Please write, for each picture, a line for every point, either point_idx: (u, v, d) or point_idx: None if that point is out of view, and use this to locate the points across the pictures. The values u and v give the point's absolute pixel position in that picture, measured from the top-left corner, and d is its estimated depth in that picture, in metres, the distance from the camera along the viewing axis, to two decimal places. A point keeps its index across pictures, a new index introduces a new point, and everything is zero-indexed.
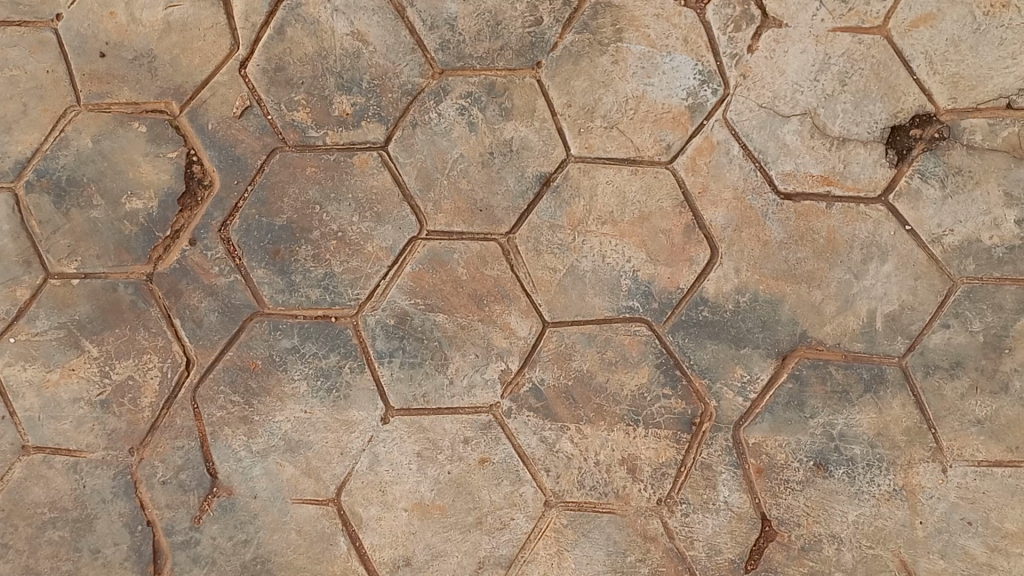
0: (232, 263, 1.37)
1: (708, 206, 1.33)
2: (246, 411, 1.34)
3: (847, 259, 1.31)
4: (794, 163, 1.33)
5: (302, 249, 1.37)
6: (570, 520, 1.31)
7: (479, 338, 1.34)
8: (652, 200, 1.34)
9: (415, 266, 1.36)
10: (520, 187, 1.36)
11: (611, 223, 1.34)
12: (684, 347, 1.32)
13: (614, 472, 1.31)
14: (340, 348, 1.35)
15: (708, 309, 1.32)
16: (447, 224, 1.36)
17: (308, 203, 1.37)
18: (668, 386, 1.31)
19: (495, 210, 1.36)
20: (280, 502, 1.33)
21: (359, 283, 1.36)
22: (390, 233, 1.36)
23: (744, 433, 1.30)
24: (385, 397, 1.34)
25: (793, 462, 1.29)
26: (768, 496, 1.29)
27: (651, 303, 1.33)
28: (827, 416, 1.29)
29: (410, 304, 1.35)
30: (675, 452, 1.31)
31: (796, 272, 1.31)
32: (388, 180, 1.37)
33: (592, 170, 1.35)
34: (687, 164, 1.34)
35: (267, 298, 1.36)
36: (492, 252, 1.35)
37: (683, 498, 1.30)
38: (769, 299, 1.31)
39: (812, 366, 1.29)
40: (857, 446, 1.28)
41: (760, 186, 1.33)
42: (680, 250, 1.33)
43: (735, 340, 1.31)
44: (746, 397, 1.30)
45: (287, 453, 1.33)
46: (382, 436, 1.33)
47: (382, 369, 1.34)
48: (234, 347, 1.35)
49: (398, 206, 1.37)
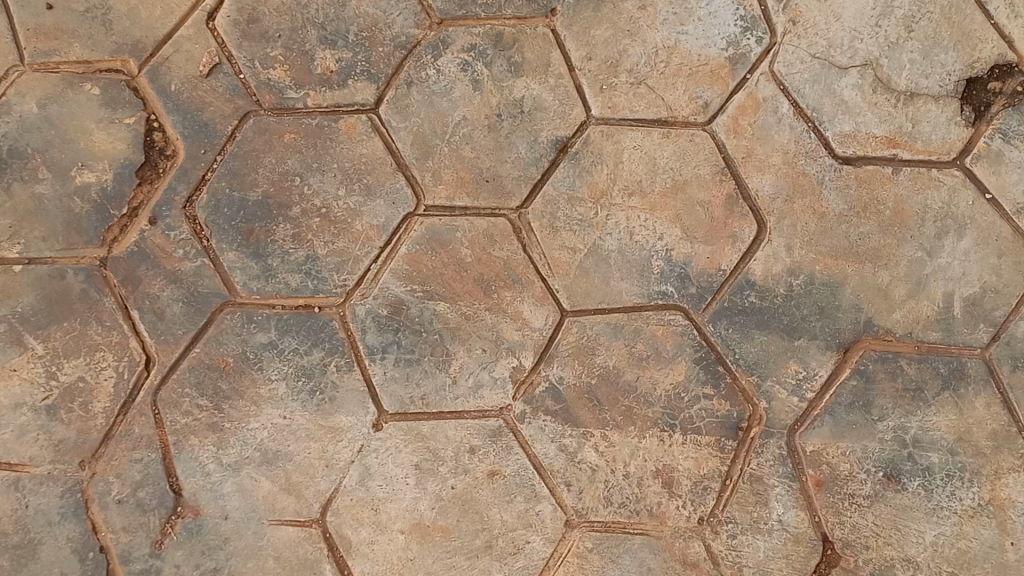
0: (199, 245, 1.17)
1: (754, 174, 1.14)
2: (215, 417, 1.14)
3: (918, 234, 1.11)
4: (855, 123, 1.13)
5: (279, 229, 1.17)
6: (596, 543, 1.12)
7: (487, 330, 1.15)
8: (687, 167, 1.15)
9: (412, 247, 1.16)
10: (533, 154, 1.17)
11: (640, 194, 1.15)
12: (727, 339, 1.12)
13: (647, 487, 1.12)
14: (324, 343, 1.15)
15: (755, 294, 1.12)
16: (449, 197, 1.17)
17: (287, 175, 1.18)
18: (709, 384, 1.12)
19: (503, 180, 1.17)
20: (255, 524, 1.13)
21: (346, 268, 1.16)
22: (382, 209, 1.17)
23: (800, 440, 1.10)
24: (378, 399, 1.14)
25: (860, 474, 1.09)
26: (830, 514, 1.09)
27: (687, 288, 1.13)
28: (898, 418, 1.09)
29: (405, 291, 1.16)
30: (719, 462, 1.11)
31: (858, 249, 1.12)
32: (380, 148, 1.18)
33: (616, 133, 1.16)
34: (728, 125, 1.15)
35: (239, 285, 1.16)
36: (501, 230, 1.16)
37: (729, 516, 1.11)
38: (827, 282, 1.12)
39: (879, 360, 1.10)
40: (935, 454, 1.08)
41: (814, 149, 1.14)
42: (720, 226, 1.14)
43: (787, 330, 1.11)
44: (802, 397, 1.10)
45: (263, 466, 1.13)
46: (373, 446, 1.13)
47: (373, 368, 1.14)
48: (201, 343, 1.15)
49: (391, 177, 1.17)
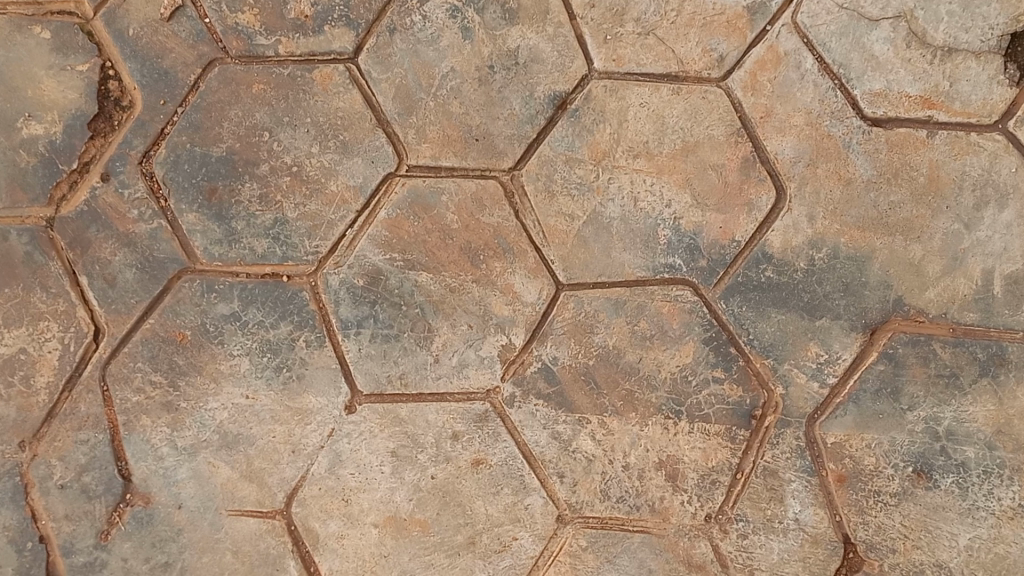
0: (156, 206, 1.05)
1: (772, 135, 1.03)
2: (169, 396, 1.03)
3: (954, 204, 1.00)
4: (886, 81, 1.02)
5: (245, 188, 1.05)
6: (590, 541, 1.01)
7: (473, 304, 1.03)
8: (699, 127, 1.04)
9: (392, 211, 1.05)
10: (528, 111, 1.05)
11: (646, 156, 1.04)
12: (740, 318, 1.01)
13: (649, 480, 1.01)
14: (292, 316, 1.03)
15: (773, 269, 1.01)
16: (434, 157, 1.05)
17: (255, 129, 1.06)
18: (720, 367, 1.00)
19: (495, 139, 1.05)
20: (211, 514, 1.02)
21: (318, 233, 1.04)
22: (359, 168, 1.05)
23: (820, 430, 0.99)
24: (351, 378, 1.02)
25: (886, 469, 0.98)
26: (853, 514, 0.98)
27: (697, 261, 1.02)
28: (930, 408, 0.98)
29: (384, 260, 1.04)
30: (729, 454, 1.00)
31: (888, 220, 1.00)
32: (359, 101, 1.06)
33: (621, 89, 1.04)
34: (745, 81, 1.03)
35: (199, 251, 1.05)
36: (491, 193, 1.05)
37: (740, 514, 0.99)
38: (852, 256, 1.00)
39: (909, 343, 0.99)
40: (971, 448, 0.97)
41: (840, 109, 1.02)
42: (735, 192, 1.02)
43: (807, 308, 1.00)
44: (823, 382, 0.99)
45: (222, 451, 1.02)
46: (345, 430, 1.02)
47: (346, 344, 1.03)
48: (155, 314, 1.04)
49: (370, 134, 1.06)
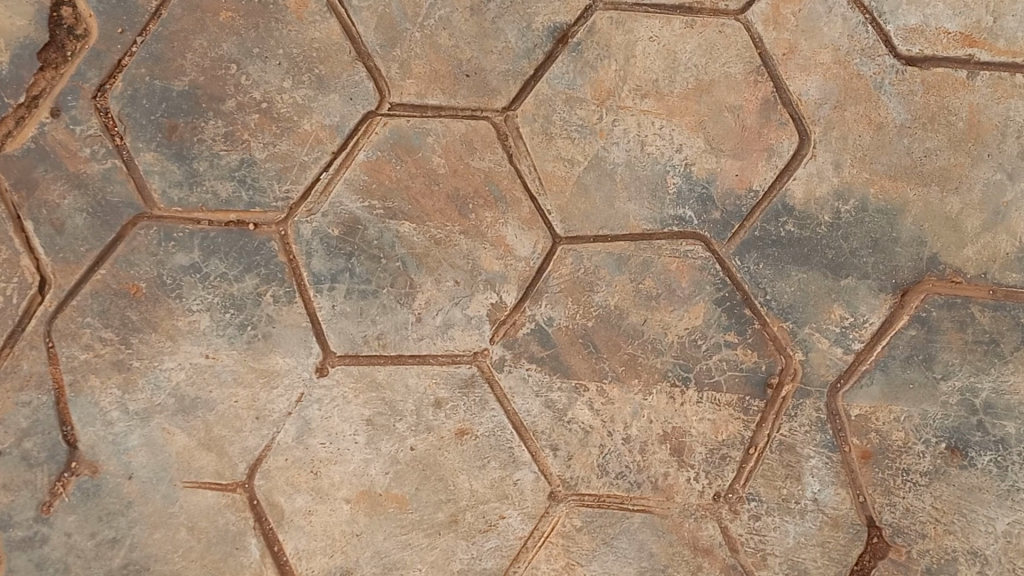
0: (111, 144, 0.95)
1: (796, 74, 0.92)
2: (121, 354, 0.92)
3: (996, 152, 0.90)
4: (923, 15, 0.92)
5: (209, 126, 0.95)
6: (586, 522, 0.90)
7: (460, 258, 0.93)
8: (714, 65, 0.93)
9: (372, 154, 0.94)
10: (525, 45, 0.95)
11: (654, 96, 0.93)
12: (756, 276, 0.91)
13: (652, 455, 0.90)
14: (259, 268, 0.93)
15: (793, 222, 0.91)
16: (420, 94, 0.95)
17: (221, 61, 0.95)
18: (733, 330, 0.90)
19: (487, 75, 0.95)
20: (165, 486, 0.90)
21: (289, 177, 0.94)
22: (336, 106, 0.95)
23: (843, 401, 0.88)
24: (322, 337, 0.92)
25: (916, 445, 0.87)
26: (878, 494, 0.87)
27: (710, 212, 0.92)
28: (966, 377, 0.87)
29: (362, 208, 0.93)
30: (742, 426, 0.89)
31: (922, 169, 0.90)
32: (337, 31, 0.96)
33: (628, 21, 0.94)
34: (766, 14, 0.93)
35: (156, 194, 0.94)
36: (482, 135, 0.94)
37: (752, 493, 0.88)
38: (882, 209, 0.90)
39: (944, 305, 0.88)
40: (1011, 423, 0.87)
41: (872, 46, 0.92)
42: (753, 136, 0.92)
43: (831, 266, 0.90)
44: (848, 348, 0.89)
45: (178, 416, 0.91)
46: (315, 395, 0.91)
47: (318, 301, 0.92)
48: (108, 264, 0.93)
49: (349, 67, 0.95)
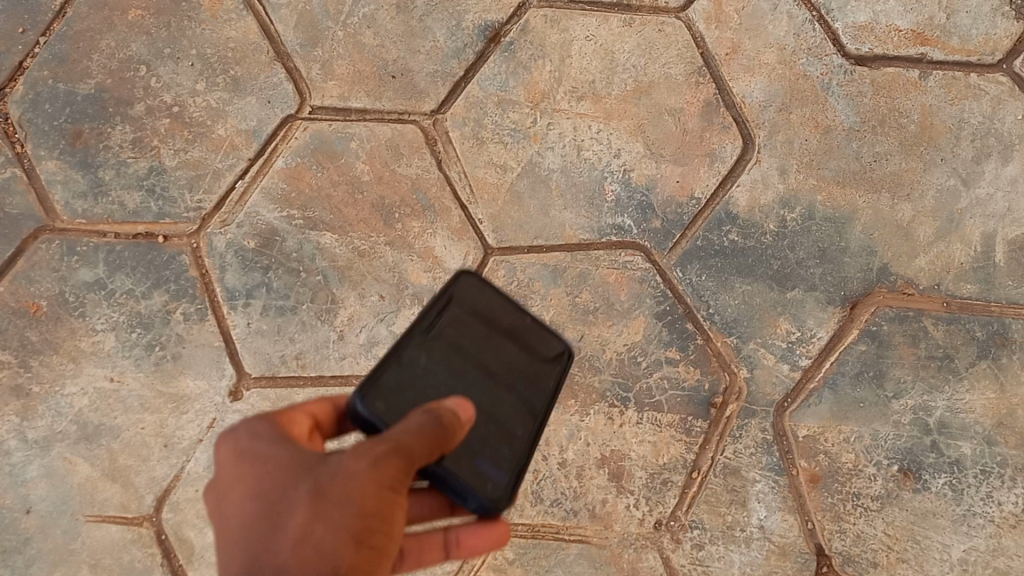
0: (10, 152, 0.88)
1: (739, 74, 0.88)
2: (20, 378, 0.85)
3: (950, 156, 0.85)
4: (871, 13, 0.88)
5: (117, 131, 0.89)
6: (519, 554, 0.81)
7: (385, 272, 0.86)
8: (654, 65, 0.88)
9: (290, 160, 0.88)
10: (455, 44, 0.90)
11: (592, 98, 0.88)
12: (699, 289, 0.85)
13: (589, 480, 0.83)
14: (168, 284, 0.86)
15: (737, 231, 0.86)
16: (342, 96, 0.89)
17: (130, 63, 0.90)
18: (674, 346, 0.84)
19: (415, 76, 0.89)
20: (66, 521, 0.83)
21: (201, 185, 0.88)
22: (252, 110, 0.89)
23: (790, 421, 0.83)
24: (236, 358, 0.85)
25: (867, 468, 0.82)
26: (828, 521, 0.81)
27: (650, 221, 0.86)
28: (919, 396, 0.82)
29: (280, 218, 0.87)
30: (684, 449, 0.83)
31: (871, 174, 0.86)
32: (254, 30, 0.90)
33: (564, 19, 0.90)
34: (708, 12, 0.89)
35: (59, 205, 0.87)
36: (409, 140, 0.88)
37: (695, 521, 0.82)
38: (830, 216, 0.85)
39: (894, 319, 0.84)
40: (967, 444, 0.82)
41: (819, 45, 0.88)
42: (695, 141, 0.87)
43: (777, 278, 0.85)
44: (795, 365, 0.84)
45: (80, 445, 0.84)
46: (227, 421, 0.84)
47: (232, 318, 0.86)
48: (6, 281, 0.86)
49: (267, 68, 0.89)
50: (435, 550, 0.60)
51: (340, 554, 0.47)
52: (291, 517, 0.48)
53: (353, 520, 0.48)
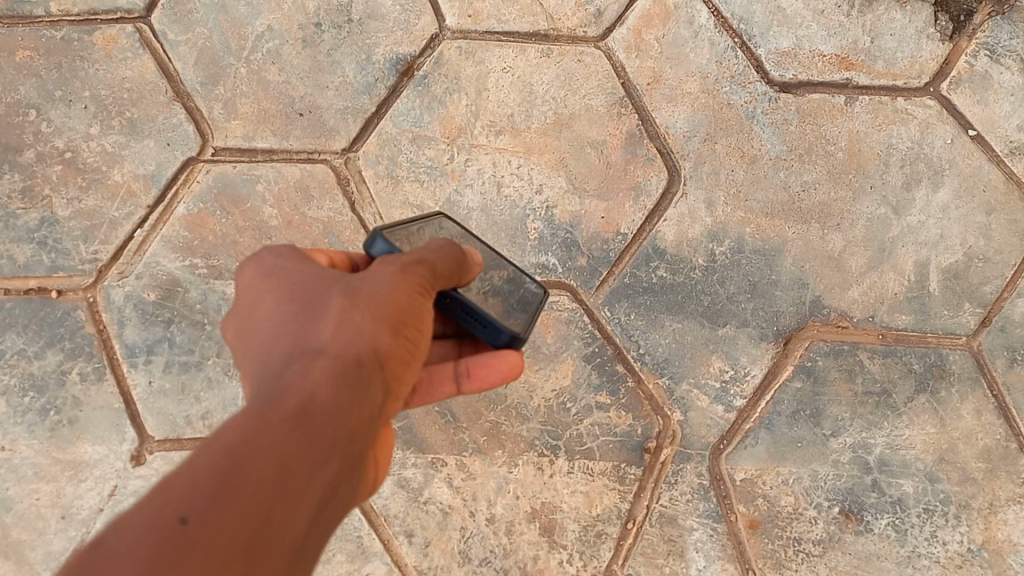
0: None
1: (662, 104, 0.85)
2: None
3: (879, 183, 0.83)
4: (795, 37, 0.85)
5: (4, 180, 0.83)
6: None
7: None
8: (574, 96, 0.85)
9: (193, 205, 0.83)
10: (365, 79, 0.85)
11: (511, 132, 0.85)
12: (628, 329, 0.81)
13: (520, 535, 0.78)
14: (63, 343, 0.80)
15: (666, 266, 0.82)
16: (247, 136, 0.84)
17: (18, 107, 0.84)
18: (605, 390, 0.80)
19: (324, 113, 0.85)
20: None
21: (97, 236, 0.82)
22: (151, 153, 0.83)
23: (727, 465, 0.79)
24: (139, 420, 0.79)
25: (807, 511, 0.78)
26: (769, 569, 0.78)
27: (575, 259, 0.83)
28: (857, 433, 0.79)
29: (183, 267, 0.82)
30: (617, 498, 0.79)
31: (800, 205, 0.83)
32: (151, 69, 0.85)
33: (479, 50, 0.85)
34: (628, 40, 0.86)
35: None
36: (320, 181, 0.83)
37: (632, 574, 0.78)
38: (759, 249, 0.82)
39: (830, 353, 0.81)
40: (909, 482, 0.79)
41: (743, 72, 0.85)
42: (619, 174, 0.84)
43: (707, 314, 0.82)
44: (729, 405, 0.80)
45: None
46: (131, 488, 0.78)
47: (133, 377, 0.80)
48: None
49: (165, 109, 0.84)
50: (446, 381, 0.64)
51: (372, 330, 0.49)
52: (325, 310, 0.50)
53: (384, 311, 0.50)
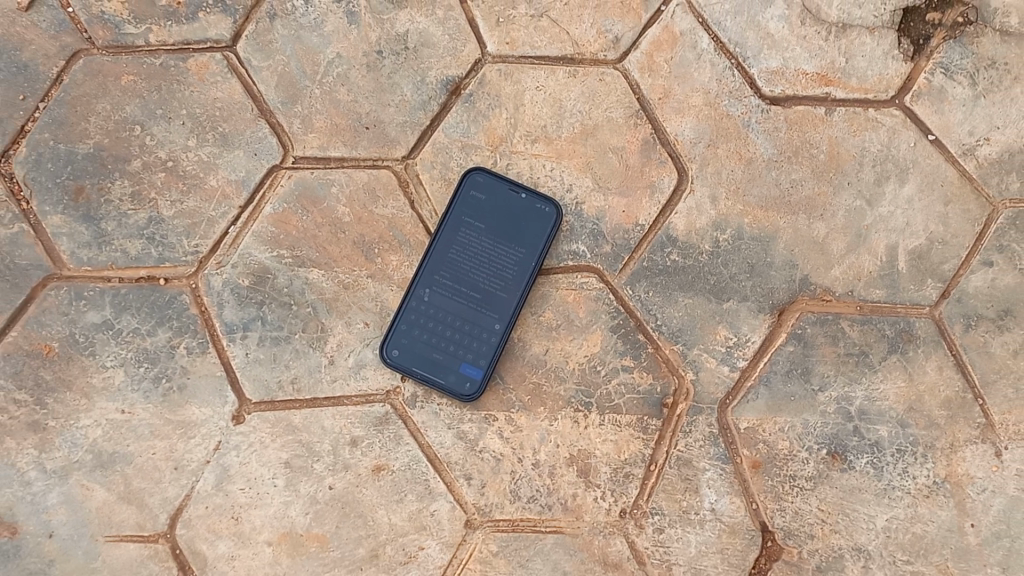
0: (17, 210, 0.96)
1: (672, 116, 1.00)
2: (37, 415, 0.93)
3: (855, 180, 0.99)
4: (782, 58, 1.01)
5: (115, 186, 0.97)
6: (501, 546, 0.93)
7: (369, 301, 0.96)
8: (597, 110, 1.00)
9: (278, 205, 0.98)
10: (420, 97, 1.00)
11: (544, 141, 1.00)
12: (647, 304, 0.97)
13: (561, 477, 0.94)
14: (171, 322, 0.95)
15: (678, 252, 0.98)
16: (322, 147, 0.99)
17: (124, 123, 0.98)
18: (629, 355, 0.96)
19: (386, 127, 1.00)
20: (86, 542, 0.92)
21: (197, 232, 0.97)
22: (241, 162, 0.98)
23: (733, 416, 0.95)
24: (238, 386, 0.95)
25: (800, 453, 0.94)
26: (769, 500, 0.94)
27: (601, 247, 0.98)
28: (841, 388, 0.95)
29: (271, 257, 0.97)
30: (642, 445, 0.95)
31: (790, 199, 0.99)
32: (238, 90, 0.99)
33: (516, 72, 1.01)
34: (641, 62, 1.01)
35: (65, 255, 0.96)
36: (384, 183, 0.98)
37: (655, 507, 0.94)
38: (756, 236, 0.98)
39: (817, 322, 0.96)
40: (884, 427, 0.95)
41: (738, 88, 1.01)
42: (636, 175, 0.99)
43: (714, 291, 0.97)
44: (733, 366, 0.96)
45: (96, 472, 0.93)
46: (233, 442, 0.93)
47: (232, 350, 0.95)
48: (18, 326, 0.94)
49: (251, 124, 0.99)
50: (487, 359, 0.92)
51: None
52: None
53: None
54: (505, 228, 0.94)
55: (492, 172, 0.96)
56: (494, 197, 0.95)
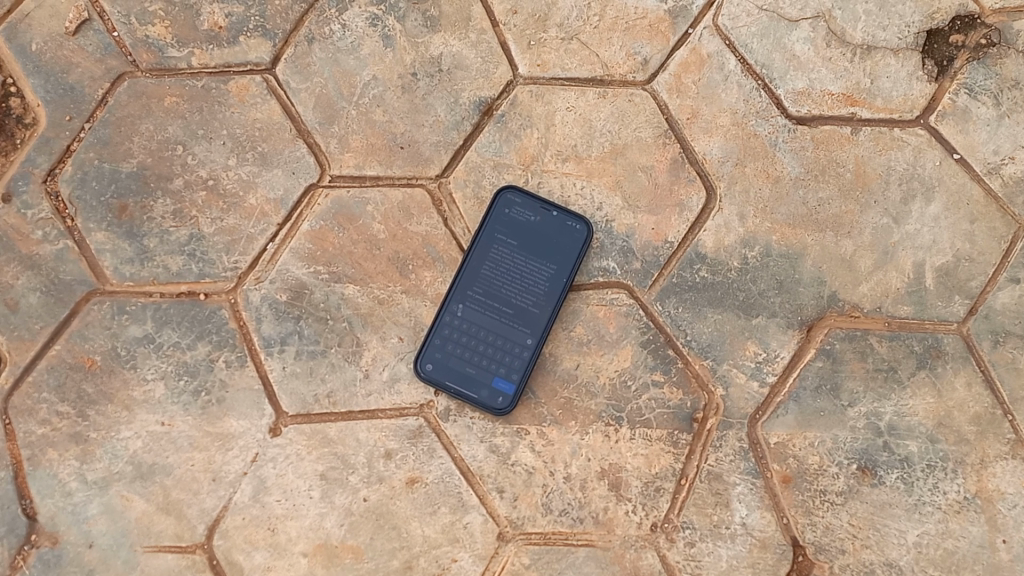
0: (62, 226, 0.99)
1: (700, 136, 1.02)
2: (78, 427, 0.95)
3: (882, 198, 1.00)
4: (808, 79, 1.03)
5: (158, 204, 1.00)
6: (533, 559, 0.94)
7: (403, 316, 0.98)
8: (626, 130, 1.02)
9: (315, 222, 1.00)
10: (454, 117, 1.03)
11: (575, 159, 1.02)
12: (677, 319, 0.98)
13: (593, 490, 0.95)
14: (210, 336, 0.98)
15: (706, 268, 0.99)
16: (358, 166, 1.01)
17: (167, 143, 1.01)
18: (659, 370, 0.97)
19: (421, 146, 1.02)
20: (126, 551, 0.93)
21: (237, 249, 0.99)
22: (279, 180, 1.01)
23: (763, 430, 0.96)
24: (275, 399, 0.96)
25: (831, 468, 0.95)
26: (800, 515, 0.95)
27: (632, 263, 0.99)
28: (870, 403, 0.96)
29: (308, 273, 0.99)
30: (672, 460, 0.96)
31: (817, 217, 1.00)
32: (277, 111, 1.02)
33: (547, 93, 1.03)
34: (669, 83, 1.03)
35: (108, 271, 0.98)
36: (419, 201, 1.01)
37: (686, 521, 0.94)
38: (785, 253, 0.99)
39: (845, 338, 0.98)
40: (914, 442, 0.96)
41: (765, 108, 1.02)
42: (666, 193, 1.01)
43: (743, 307, 0.98)
44: (763, 381, 0.97)
45: (136, 483, 0.94)
46: (270, 454, 0.95)
47: (269, 363, 0.97)
48: (62, 339, 0.97)
49: (290, 144, 1.01)
50: (519, 372, 0.94)
51: None
52: None
53: None
54: (538, 245, 0.96)
55: (525, 191, 0.98)
56: (527, 214, 0.97)
